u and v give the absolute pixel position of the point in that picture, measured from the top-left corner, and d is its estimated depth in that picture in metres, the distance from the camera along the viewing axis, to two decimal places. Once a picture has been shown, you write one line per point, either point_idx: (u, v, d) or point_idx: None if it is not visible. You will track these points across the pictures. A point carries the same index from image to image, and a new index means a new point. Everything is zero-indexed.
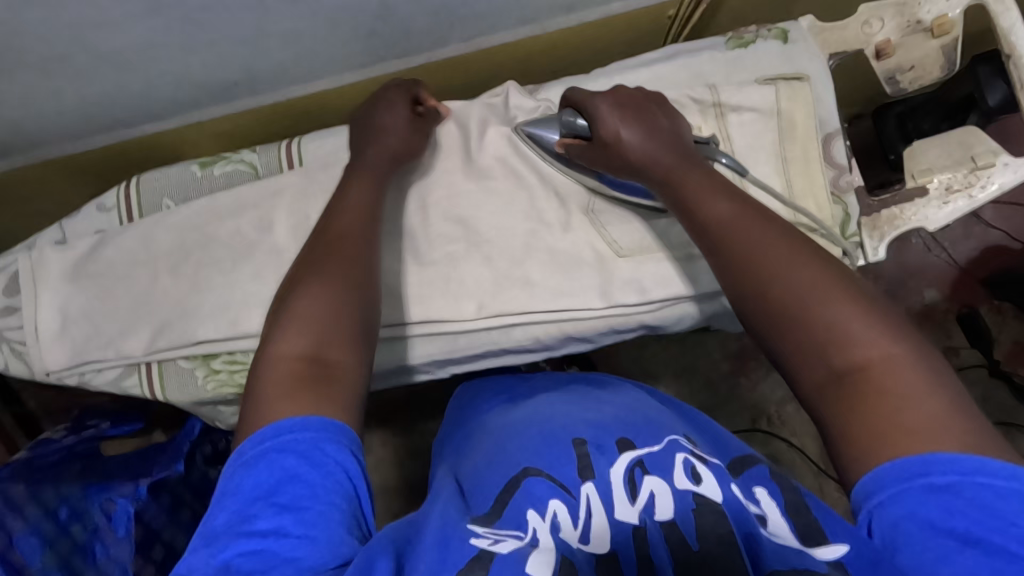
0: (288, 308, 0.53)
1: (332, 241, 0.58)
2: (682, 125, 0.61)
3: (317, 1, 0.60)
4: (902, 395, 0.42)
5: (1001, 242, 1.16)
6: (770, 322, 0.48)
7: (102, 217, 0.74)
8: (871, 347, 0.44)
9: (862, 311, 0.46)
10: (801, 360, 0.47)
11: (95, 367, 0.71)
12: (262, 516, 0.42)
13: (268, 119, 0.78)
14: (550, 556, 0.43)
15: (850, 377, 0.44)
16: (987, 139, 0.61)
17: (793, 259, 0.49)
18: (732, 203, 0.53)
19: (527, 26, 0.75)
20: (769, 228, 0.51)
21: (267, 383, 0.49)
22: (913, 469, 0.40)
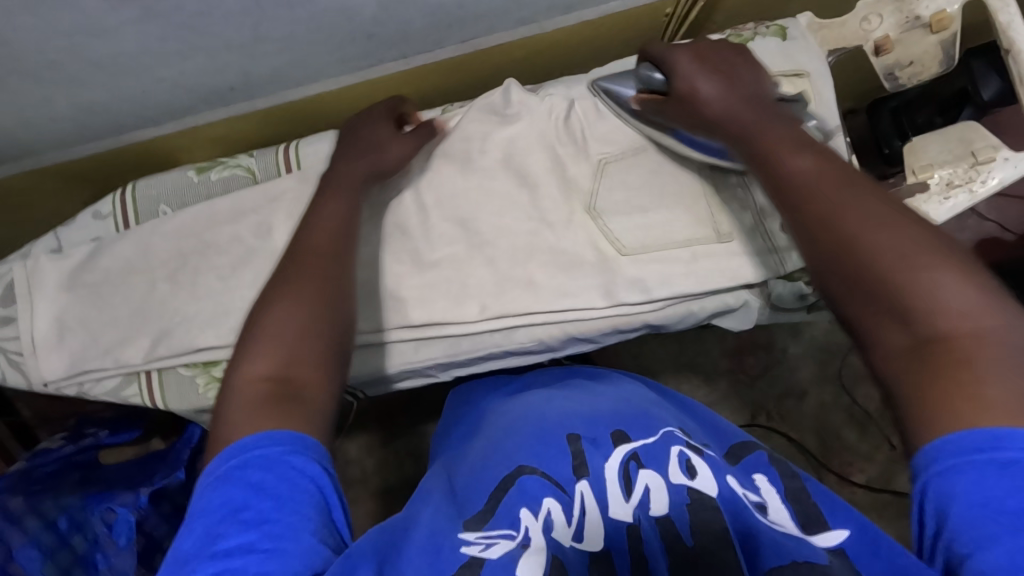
0: (259, 321, 0.50)
1: (301, 256, 0.55)
2: (768, 84, 0.58)
3: (315, 5, 0.59)
4: (998, 372, 0.35)
5: (994, 234, 1.17)
6: (843, 277, 0.43)
7: (98, 225, 0.73)
8: (965, 317, 0.38)
9: (959, 275, 0.40)
10: (873, 319, 0.41)
11: (94, 377, 0.70)
12: (230, 534, 0.39)
13: (265, 123, 0.77)
14: (542, 556, 0.43)
15: (936, 343, 0.38)
16: (987, 134, 0.61)
17: (883, 218, 0.43)
18: (817, 156, 0.48)
19: (525, 27, 0.74)
20: (858, 186, 0.45)
21: (232, 408, 0.46)
22: (980, 442, 0.34)
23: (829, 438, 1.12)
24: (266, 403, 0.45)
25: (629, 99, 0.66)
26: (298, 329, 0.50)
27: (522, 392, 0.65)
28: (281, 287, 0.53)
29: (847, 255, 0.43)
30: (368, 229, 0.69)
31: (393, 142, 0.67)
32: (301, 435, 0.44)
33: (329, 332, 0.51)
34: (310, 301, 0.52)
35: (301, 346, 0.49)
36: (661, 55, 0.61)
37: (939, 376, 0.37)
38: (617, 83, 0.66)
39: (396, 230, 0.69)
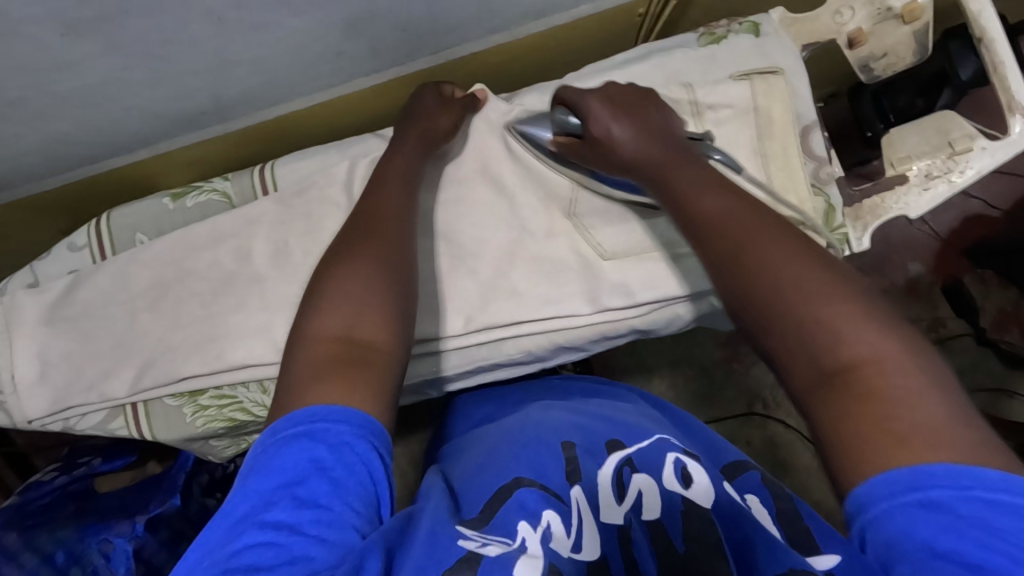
0: (327, 284, 0.51)
1: (370, 222, 0.56)
2: (675, 121, 0.60)
3: (281, 26, 0.58)
4: (899, 400, 0.37)
5: (980, 211, 1.17)
6: (753, 315, 0.44)
7: (74, 256, 0.72)
8: (865, 345, 0.40)
9: (856, 303, 0.41)
10: (785, 355, 0.42)
11: (79, 412, 0.69)
12: (281, 506, 0.39)
13: (239, 145, 0.76)
14: (539, 561, 0.41)
15: (842, 376, 0.39)
16: (964, 123, 0.61)
17: (781, 251, 0.45)
18: (726, 194, 0.50)
19: (497, 35, 0.73)
20: (760, 217, 0.47)
21: (302, 365, 0.46)
22: (907, 482, 0.34)
23: None
24: (334, 360, 0.46)
25: (547, 143, 0.66)
26: (373, 292, 0.50)
27: (520, 405, 0.65)
28: (350, 248, 0.53)
29: (755, 294, 0.44)
30: None
31: (445, 110, 0.67)
32: (368, 418, 0.44)
33: (396, 298, 0.51)
34: (381, 263, 0.52)
35: (375, 307, 0.50)
36: (575, 100, 0.62)
37: (853, 407, 0.38)
38: (535, 128, 0.65)
39: None
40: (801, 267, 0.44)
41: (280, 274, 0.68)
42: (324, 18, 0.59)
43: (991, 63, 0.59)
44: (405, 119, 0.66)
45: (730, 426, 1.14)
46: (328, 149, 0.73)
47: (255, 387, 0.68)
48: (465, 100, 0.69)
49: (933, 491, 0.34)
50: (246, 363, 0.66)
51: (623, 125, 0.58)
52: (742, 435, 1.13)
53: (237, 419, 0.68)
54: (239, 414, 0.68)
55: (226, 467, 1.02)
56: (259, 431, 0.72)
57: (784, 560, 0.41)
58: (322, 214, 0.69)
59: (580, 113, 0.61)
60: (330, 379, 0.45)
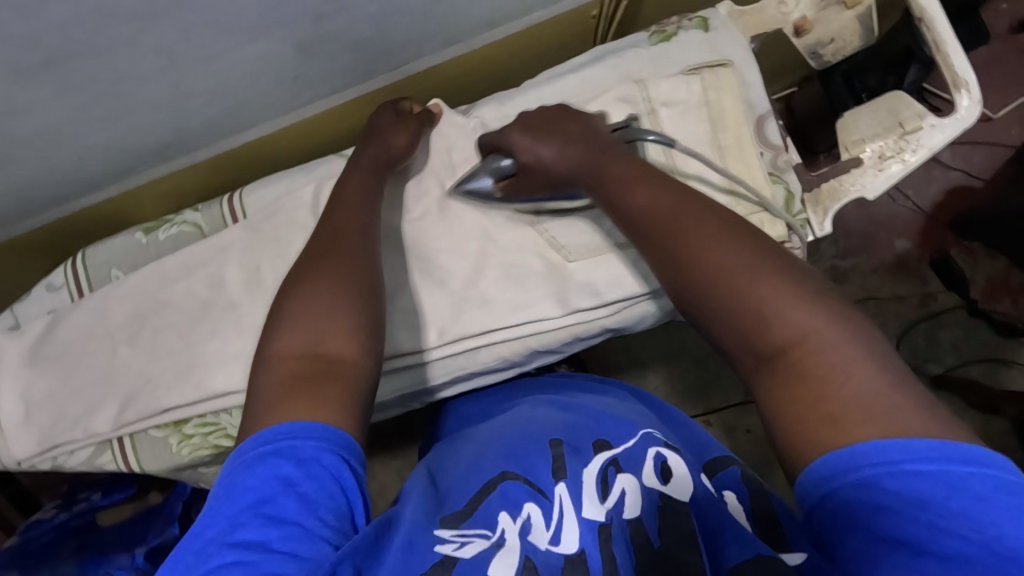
0: (287, 304, 0.51)
1: (335, 241, 0.57)
2: (600, 125, 0.60)
3: (231, 56, 0.59)
4: (840, 369, 0.39)
5: (962, 182, 1.18)
6: (695, 304, 0.47)
7: (53, 296, 0.73)
8: (802, 320, 0.42)
9: (793, 282, 0.44)
10: (734, 342, 0.45)
11: (66, 449, 0.70)
12: (250, 526, 0.39)
13: (208, 175, 0.77)
14: (513, 557, 0.42)
15: (781, 355, 0.42)
16: (914, 103, 0.61)
17: (716, 240, 0.47)
18: (668, 191, 0.52)
19: (453, 47, 0.74)
20: (696, 208, 0.50)
21: (268, 386, 0.46)
22: (842, 464, 0.36)
23: None
24: (296, 377, 0.46)
25: (491, 191, 0.66)
26: (334, 307, 0.50)
27: (507, 405, 0.65)
28: (309, 268, 0.54)
29: (707, 284, 0.46)
30: None
31: (401, 127, 0.68)
32: (337, 431, 0.44)
33: (359, 310, 0.51)
34: (343, 279, 0.53)
35: (336, 319, 0.50)
36: (500, 142, 0.63)
37: (789, 385, 0.40)
38: (472, 182, 0.65)
39: None
40: (733, 256, 0.46)
41: (254, 299, 0.69)
42: (274, 45, 0.60)
43: (933, 41, 0.60)
44: (369, 138, 0.67)
45: (728, 416, 1.14)
46: (296, 173, 0.74)
47: (238, 413, 0.68)
48: (421, 116, 0.71)
49: (865, 468, 0.36)
50: (226, 390, 0.67)
51: (550, 145, 0.59)
52: (741, 423, 1.13)
53: (223, 445, 0.68)
54: (224, 441, 0.68)
55: None
56: None
57: (754, 546, 0.42)
58: (292, 237, 0.70)
59: (508, 152, 0.62)
60: (292, 396, 0.45)
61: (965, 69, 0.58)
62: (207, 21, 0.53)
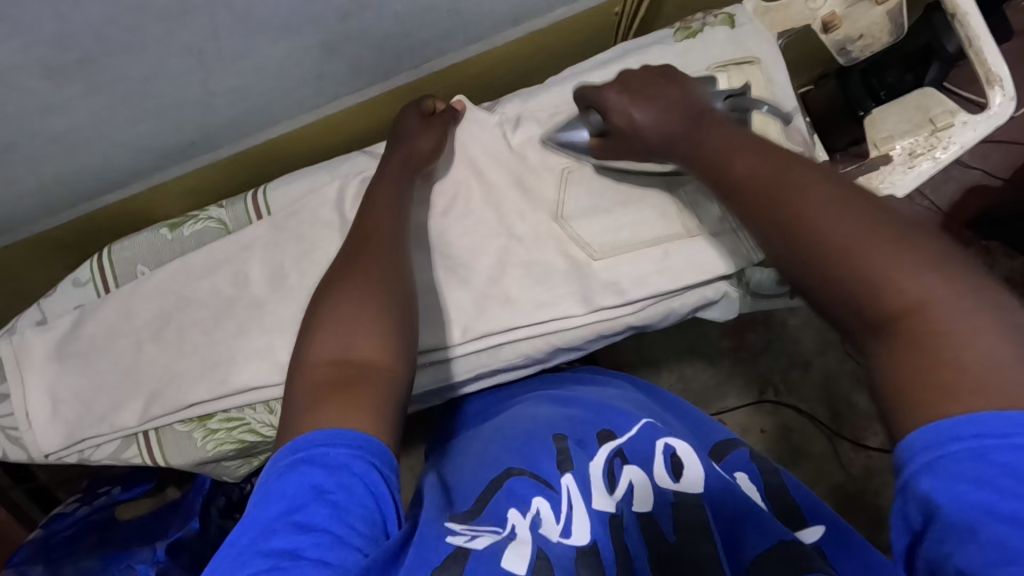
0: (320, 313, 0.52)
1: (361, 244, 0.57)
2: (696, 91, 0.59)
3: (259, 54, 0.59)
4: (971, 338, 0.35)
5: (981, 181, 1.17)
6: (797, 265, 0.42)
7: (78, 292, 0.74)
8: (924, 285, 0.37)
9: (920, 244, 0.39)
10: (839, 309, 0.40)
11: (93, 443, 0.71)
12: (280, 533, 0.39)
13: (231, 172, 0.77)
14: (525, 548, 0.42)
15: (895, 321, 0.38)
16: (944, 100, 0.61)
17: (823, 200, 0.43)
18: (777, 157, 0.48)
19: (475, 45, 0.74)
20: (798, 169, 0.46)
21: (304, 391, 0.46)
22: (946, 434, 0.33)
23: (838, 407, 1.12)
24: (331, 383, 0.46)
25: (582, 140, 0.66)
26: (367, 313, 0.51)
27: (511, 401, 0.66)
28: (344, 274, 0.54)
29: (813, 249, 0.41)
30: None
31: (427, 128, 0.68)
32: (369, 437, 0.43)
33: (393, 318, 0.51)
34: (376, 287, 0.53)
35: (367, 326, 0.50)
36: (594, 97, 0.63)
37: (910, 351, 0.36)
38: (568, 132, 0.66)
39: None
40: (842, 215, 0.41)
41: (278, 296, 0.70)
42: (300, 44, 0.60)
43: (965, 37, 0.59)
44: (397, 139, 0.67)
45: (742, 415, 1.13)
46: (318, 170, 0.74)
47: (261, 408, 0.69)
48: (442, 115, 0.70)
49: (973, 438, 0.32)
50: (250, 386, 0.68)
51: (649, 108, 0.58)
52: (754, 423, 1.13)
53: (247, 440, 0.69)
54: (248, 435, 0.69)
55: (242, 488, 1.02)
56: (270, 451, 0.73)
57: (772, 533, 0.41)
58: (315, 235, 0.70)
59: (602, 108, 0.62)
60: (327, 401, 0.45)
61: (999, 65, 0.58)
62: (237, 19, 0.53)
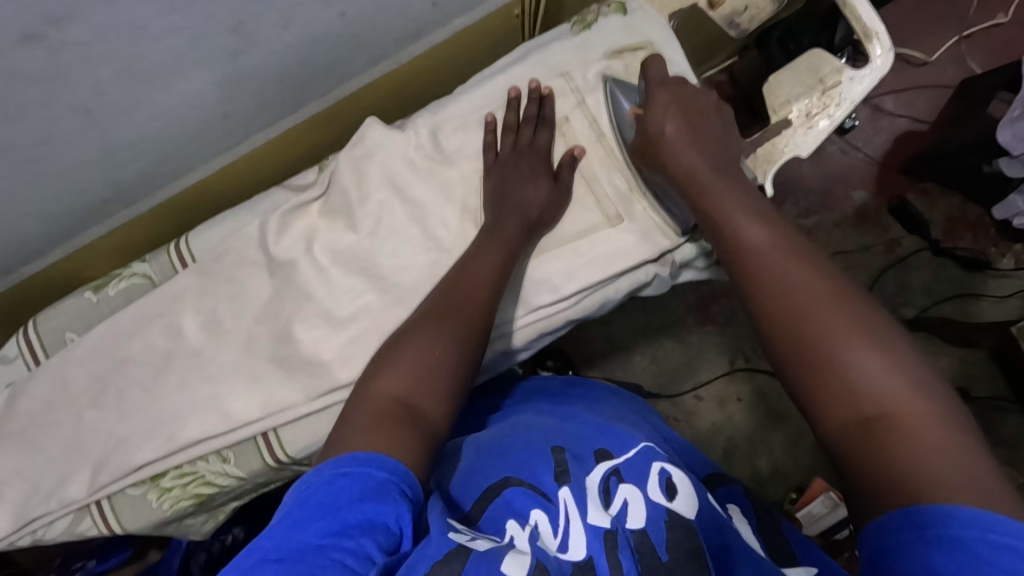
0: (397, 350, 0.52)
1: (455, 293, 0.56)
2: (729, 134, 0.63)
3: (153, 104, 0.58)
4: (922, 448, 0.37)
5: (908, 128, 1.21)
6: (803, 376, 0.44)
7: (9, 369, 0.72)
8: (843, 319, 0.44)
9: (850, 319, 0.44)
10: (834, 429, 0.41)
11: (44, 522, 0.68)
12: (312, 534, 0.36)
13: (153, 226, 0.76)
14: (525, 558, 0.41)
15: (817, 337, 0.44)
16: (830, 58, 0.63)
17: (798, 278, 0.47)
18: (765, 222, 0.52)
19: (381, 64, 0.74)
20: (769, 246, 0.50)
21: (358, 418, 0.46)
22: (918, 521, 0.34)
23: None
24: (387, 417, 0.45)
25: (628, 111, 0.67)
26: (438, 357, 0.51)
27: (505, 411, 0.63)
28: (433, 314, 0.54)
29: (818, 373, 0.43)
30: (280, 304, 0.69)
31: (533, 153, 0.67)
32: (412, 470, 0.42)
33: (459, 374, 0.51)
34: (451, 339, 0.52)
35: (435, 370, 0.50)
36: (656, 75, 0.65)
37: (810, 362, 0.43)
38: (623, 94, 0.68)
39: (302, 296, 0.69)
40: (841, 329, 0.43)
41: (218, 344, 0.69)
42: (195, 90, 0.59)
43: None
44: (503, 172, 0.67)
45: (718, 388, 1.15)
46: (238, 211, 0.73)
47: (214, 459, 0.68)
48: (371, 149, 0.70)
49: (936, 527, 0.33)
50: (199, 438, 0.67)
51: (675, 127, 0.61)
52: (731, 393, 1.15)
53: (205, 493, 0.69)
54: (204, 488, 0.68)
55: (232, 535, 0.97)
56: (230, 499, 0.72)
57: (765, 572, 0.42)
58: (246, 275, 0.70)
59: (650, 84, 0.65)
60: (376, 432, 0.44)
61: (872, 21, 0.60)
62: (120, 73, 0.52)
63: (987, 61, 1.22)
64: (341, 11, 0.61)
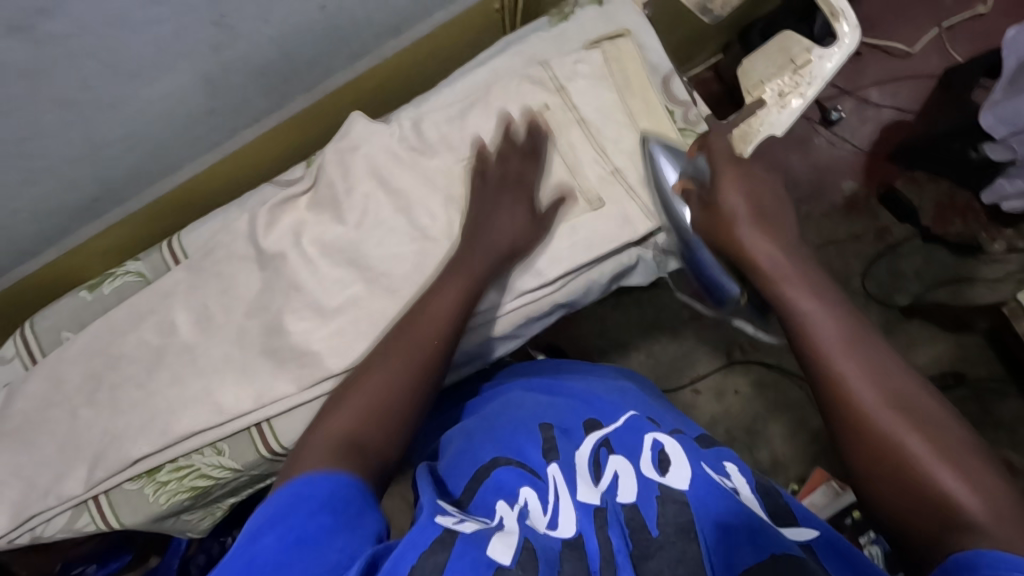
0: (355, 386, 0.53)
1: (417, 326, 0.58)
2: (783, 198, 0.61)
3: (138, 98, 0.59)
4: (979, 523, 0.37)
5: (895, 117, 1.22)
6: (859, 449, 0.44)
7: (6, 369, 0.73)
8: (905, 411, 0.43)
9: (920, 407, 0.43)
10: (894, 508, 0.41)
11: (43, 519, 0.69)
12: (272, 556, 0.38)
13: (146, 225, 0.77)
14: (512, 538, 0.40)
15: (877, 419, 0.43)
16: (799, 38, 0.64)
17: (864, 362, 0.46)
18: (830, 303, 0.51)
19: (363, 60, 0.76)
20: (840, 331, 0.48)
21: (308, 449, 0.48)
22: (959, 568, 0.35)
23: None
24: (335, 451, 0.47)
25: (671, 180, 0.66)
26: (388, 404, 0.52)
27: (499, 392, 0.65)
28: (389, 349, 0.56)
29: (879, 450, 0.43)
30: (271, 298, 0.70)
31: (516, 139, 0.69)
32: (352, 484, 0.43)
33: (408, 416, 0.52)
34: (400, 379, 0.53)
35: (387, 411, 0.51)
36: (710, 143, 0.64)
37: (871, 439, 0.43)
38: (668, 161, 0.66)
39: (293, 289, 0.70)
40: (907, 408, 0.43)
41: (211, 338, 0.70)
42: (181, 83, 0.61)
43: None
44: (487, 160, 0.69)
45: (714, 381, 1.16)
46: (228, 209, 0.75)
47: (209, 451, 0.69)
48: (358, 142, 0.72)
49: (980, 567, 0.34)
50: (193, 429, 0.68)
51: (738, 202, 0.59)
52: (728, 385, 1.15)
53: (200, 485, 0.69)
54: (201, 480, 0.69)
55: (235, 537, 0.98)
56: (227, 492, 0.73)
57: (765, 545, 0.39)
58: (237, 271, 0.71)
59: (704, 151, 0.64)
60: (322, 465, 0.45)
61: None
62: (104, 66, 0.54)
63: (969, 49, 1.24)
64: (320, 4, 0.63)
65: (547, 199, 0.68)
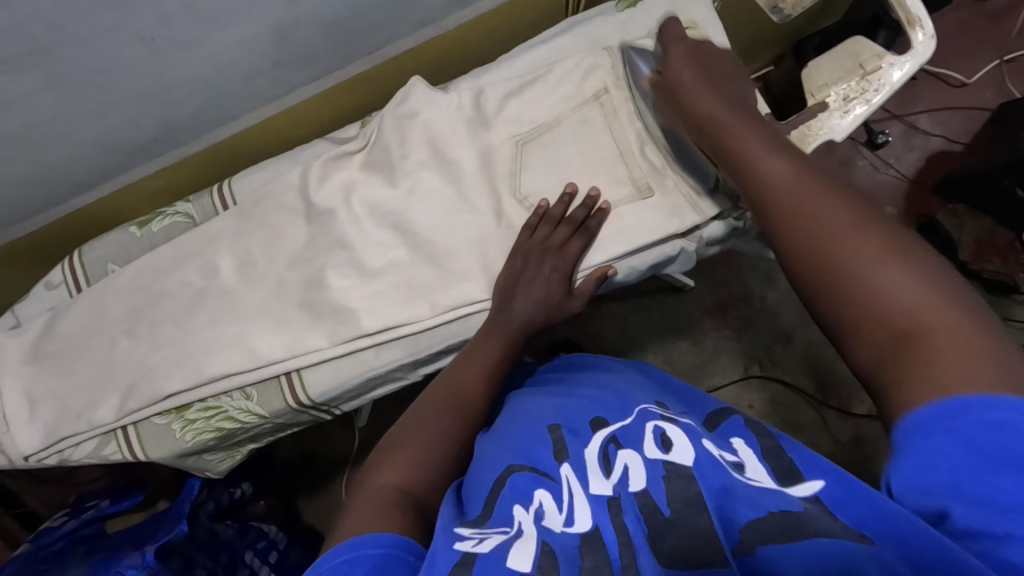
0: (398, 443, 0.53)
1: (462, 395, 0.58)
2: (746, 94, 0.65)
3: (210, 41, 0.61)
4: (948, 348, 0.37)
5: (943, 148, 1.20)
6: (824, 291, 0.45)
7: (51, 294, 0.76)
8: (862, 232, 0.45)
9: (882, 242, 0.44)
10: (866, 349, 0.42)
11: (72, 442, 0.71)
12: None
13: (198, 170, 0.79)
14: (531, 545, 0.38)
15: (838, 247, 0.45)
16: (871, 45, 0.65)
17: (819, 203, 0.48)
18: (788, 155, 0.53)
19: (427, 28, 0.76)
20: (802, 186, 0.50)
21: (359, 506, 0.47)
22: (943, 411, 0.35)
23: (823, 377, 1.14)
24: (391, 505, 0.46)
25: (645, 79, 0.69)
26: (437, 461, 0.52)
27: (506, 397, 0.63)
28: (434, 410, 0.56)
29: (846, 294, 0.43)
30: (314, 252, 0.71)
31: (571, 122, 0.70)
32: (404, 541, 0.42)
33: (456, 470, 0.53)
34: (449, 441, 0.54)
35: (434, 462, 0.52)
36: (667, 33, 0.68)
37: (830, 266, 0.45)
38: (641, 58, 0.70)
39: (335, 246, 0.71)
40: (874, 244, 0.44)
41: (250, 286, 0.72)
42: (252, 30, 0.62)
43: None
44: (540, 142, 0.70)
45: (731, 393, 1.15)
46: (279, 160, 0.76)
47: (238, 395, 0.70)
48: (413, 110, 0.72)
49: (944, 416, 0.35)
50: (225, 371, 0.69)
51: (709, 98, 0.61)
52: (744, 398, 1.14)
53: (225, 427, 0.70)
54: (226, 423, 0.70)
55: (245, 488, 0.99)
56: (249, 438, 0.74)
57: (763, 503, 0.37)
58: (282, 223, 0.72)
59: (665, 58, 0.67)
60: (378, 518, 0.44)
61: (915, 7, 0.62)
62: (185, 6, 0.55)
63: None
64: None
65: (589, 248, 0.67)
